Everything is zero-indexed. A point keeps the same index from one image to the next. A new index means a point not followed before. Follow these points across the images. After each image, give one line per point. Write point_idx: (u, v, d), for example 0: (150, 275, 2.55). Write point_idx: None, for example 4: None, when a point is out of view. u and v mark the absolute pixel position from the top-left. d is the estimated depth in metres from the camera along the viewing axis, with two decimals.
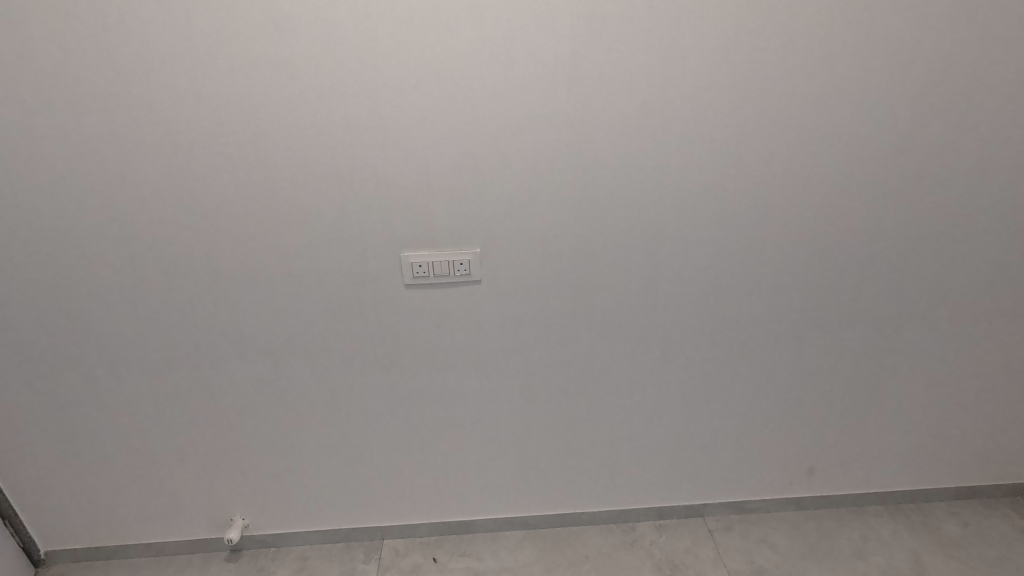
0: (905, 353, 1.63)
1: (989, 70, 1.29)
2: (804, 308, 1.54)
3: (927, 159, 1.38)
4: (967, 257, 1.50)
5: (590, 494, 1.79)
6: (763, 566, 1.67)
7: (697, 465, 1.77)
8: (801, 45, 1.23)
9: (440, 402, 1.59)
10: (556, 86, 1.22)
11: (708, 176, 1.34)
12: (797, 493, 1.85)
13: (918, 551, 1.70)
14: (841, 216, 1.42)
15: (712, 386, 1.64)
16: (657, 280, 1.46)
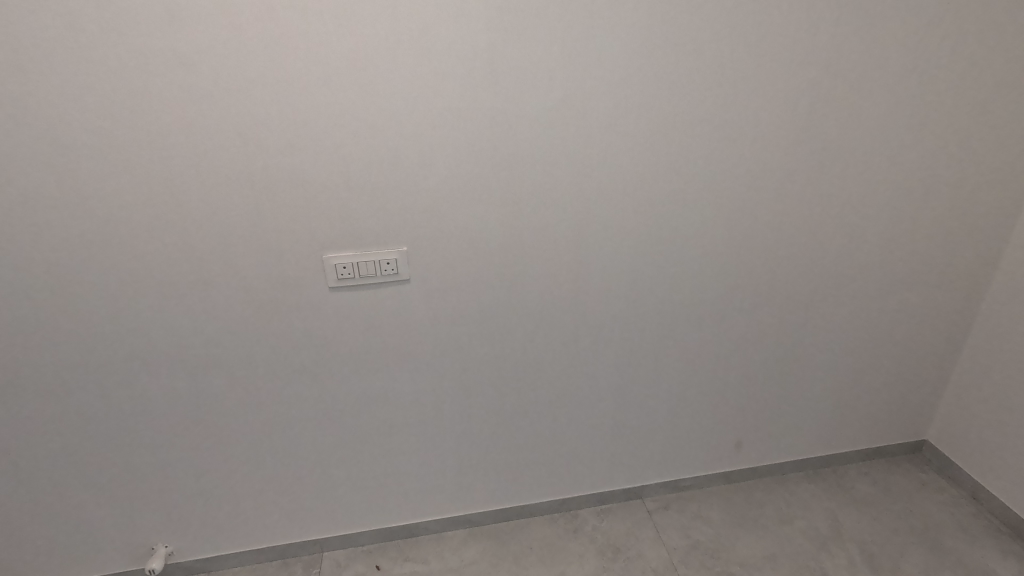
0: (818, 329, 1.74)
1: (875, 62, 1.40)
2: (721, 292, 1.61)
3: (824, 145, 1.48)
4: (863, 237, 1.63)
5: (533, 486, 1.81)
6: (698, 540, 1.74)
7: (633, 448, 1.83)
8: (704, 37, 1.29)
9: (375, 406, 1.55)
10: (473, 79, 1.22)
11: (630, 166, 1.37)
12: (726, 467, 1.95)
13: (834, 511, 1.84)
14: (755, 202, 1.49)
15: (642, 371, 1.69)
16: (584, 271, 1.49)
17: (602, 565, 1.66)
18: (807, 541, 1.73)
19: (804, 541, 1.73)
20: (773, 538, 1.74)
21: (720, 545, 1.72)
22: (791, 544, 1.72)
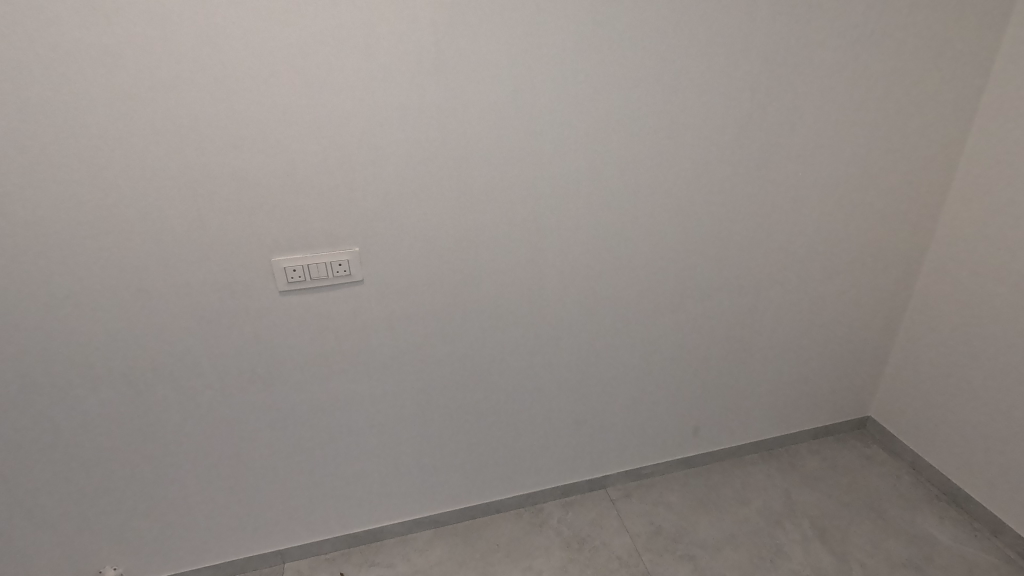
0: (889, 291, 1.78)
1: (968, 38, 1.42)
2: (809, 256, 1.62)
3: (906, 125, 1.50)
4: (943, 200, 1.65)
5: (623, 459, 1.81)
6: (796, 502, 1.78)
7: (720, 411, 1.83)
8: (799, 33, 1.28)
9: (481, 393, 1.51)
10: (584, 66, 1.18)
11: (723, 153, 1.38)
12: (803, 420, 1.98)
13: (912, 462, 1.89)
14: (839, 178, 1.52)
15: (732, 336, 1.68)
16: (679, 245, 1.47)
17: (724, 541, 1.64)
18: (902, 504, 1.76)
19: (898, 503, 1.76)
20: (867, 500, 1.78)
21: (820, 509, 1.75)
22: (888, 507, 1.75)
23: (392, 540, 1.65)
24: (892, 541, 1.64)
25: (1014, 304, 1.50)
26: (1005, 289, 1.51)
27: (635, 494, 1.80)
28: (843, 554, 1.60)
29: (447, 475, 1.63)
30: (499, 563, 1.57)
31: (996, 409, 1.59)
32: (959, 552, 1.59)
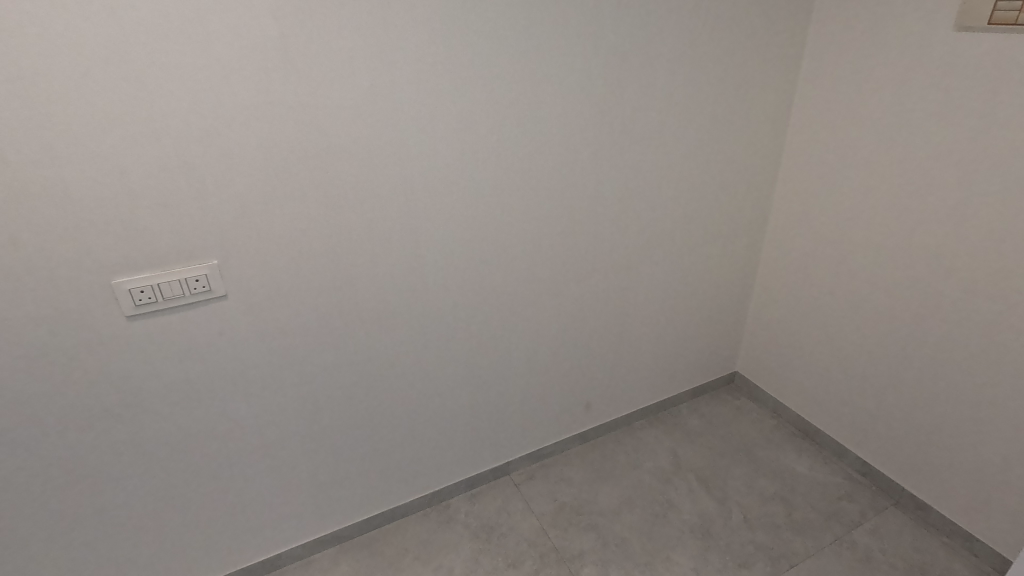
0: (742, 258, 1.99)
1: (780, 30, 1.61)
2: (672, 235, 1.76)
3: (741, 107, 1.67)
4: (774, 174, 1.87)
5: (523, 443, 1.86)
6: (681, 458, 1.94)
7: (608, 384, 1.94)
8: (643, 22, 1.37)
9: (373, 398, 1.47)
10: (443, 59, 1.17)
11: (587, 139, 1.44)
12: (681, 383, 2.16)
13: (774, 408, 2.14)
14: (691, 158, 1.66)
15: (612, 314, 1.78)
16: (554, 232, 1.52)
17: (623, 505, 1.75)
18: (768, 445, 1.99)
19: (765, 445, 1.99)
20: (740, 447, 1.98)
21: (702, 461, 1.92)
22: (757, 450, 1.97)
23: (293, 566, 1.56)
24: (762, 478, 1.85)
25: (837, 259, 1.74)
26: (829, 246, 1.76)
27: (538, 475, 1.86)
28: (724, 498, 1.77)
29: (345, 487, 1.56)
30: (410, 567, 1.54)
31: (832, 350, 1.84)
32: (814, 478, 1.84)
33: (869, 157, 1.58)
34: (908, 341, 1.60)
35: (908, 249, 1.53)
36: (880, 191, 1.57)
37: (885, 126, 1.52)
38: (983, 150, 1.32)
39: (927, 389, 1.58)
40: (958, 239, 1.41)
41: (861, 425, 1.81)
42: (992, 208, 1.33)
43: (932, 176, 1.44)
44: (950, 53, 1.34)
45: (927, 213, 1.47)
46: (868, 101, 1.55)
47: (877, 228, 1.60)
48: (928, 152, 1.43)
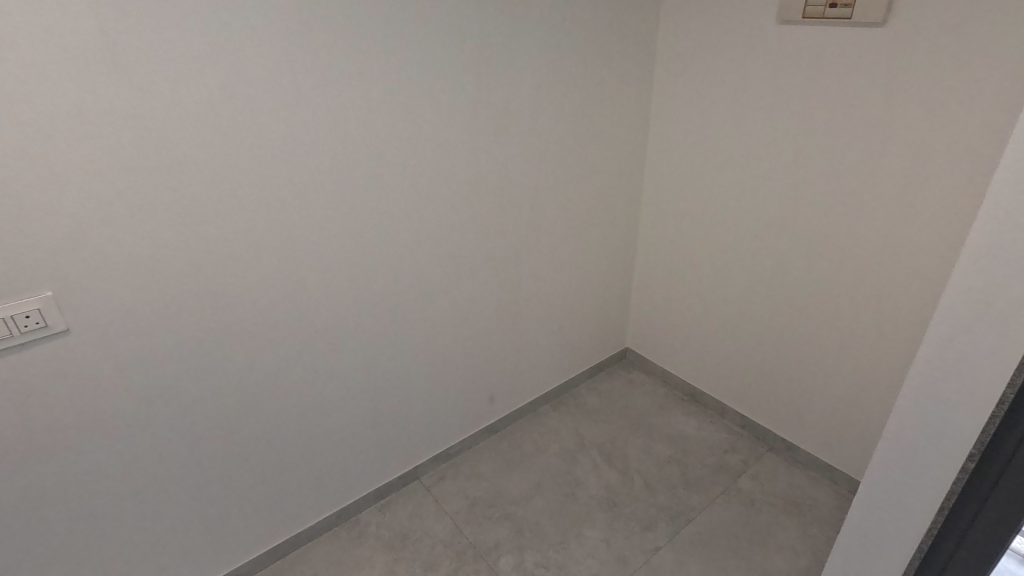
0: (621, 241, 2.10)
1: (634, 25, 1.71)
2: (553, 224, 1.82)
3: (606, 97, 1.76)
4: (642, 161, 1.99)
5: (430, 445, 1.83)
6: (584, 436, 2.02)
7: (509, 375, 1.97)
8: (504, 16, 1.39)
9: (261, 423, 1.38)
10: (299, 59, 1.12)
11: (461, 134, 1.45)
12: (578, 364, 2.24)
13: (663, 377, 2.29)
14: (564, 148, 1.72)
15: (504, 306, 1.81)
16: (437, 230, 1.51)
17: (533, 490, 1.79)
18: (660, 412, 2.13)
19: (658, 412, 2.13)
20: (637, 417, 2.11)
21: (603, 436, 2.02)
22: (651, 418, 2.11)
23: None
24: (658, 444, 1.98)
25: (702, 234, 1.90)
26: (695, 223, 1.91)
27: (448, 475, 1.85)
28: (626, 468, 1.88)
29: (240, 522, 1.45)
30: None
31: (707, 317, 2.00)
32: (702, 436, 2.00)
33: (719, 140, 1.74)
34: (766, 302, 1.78)
35: (758, 221, 1.71)
36: (731, 170, 1.73)
37: (730, 110, 1.68)
38: (809, 129, 1.50)
39: (786, 344, 1.77)
40: (797, 208, 1.60)
41: (737, 382, 2.00)
42: (820, 179, 1.52)
43: (771, 154, 1.61)
44: (776, 43, 1.50)
45: (771, 187, 1.64)
46: (714, 88, 1.70)
47: (733, 203, 1.76)
48: (766, 132, 1.60)
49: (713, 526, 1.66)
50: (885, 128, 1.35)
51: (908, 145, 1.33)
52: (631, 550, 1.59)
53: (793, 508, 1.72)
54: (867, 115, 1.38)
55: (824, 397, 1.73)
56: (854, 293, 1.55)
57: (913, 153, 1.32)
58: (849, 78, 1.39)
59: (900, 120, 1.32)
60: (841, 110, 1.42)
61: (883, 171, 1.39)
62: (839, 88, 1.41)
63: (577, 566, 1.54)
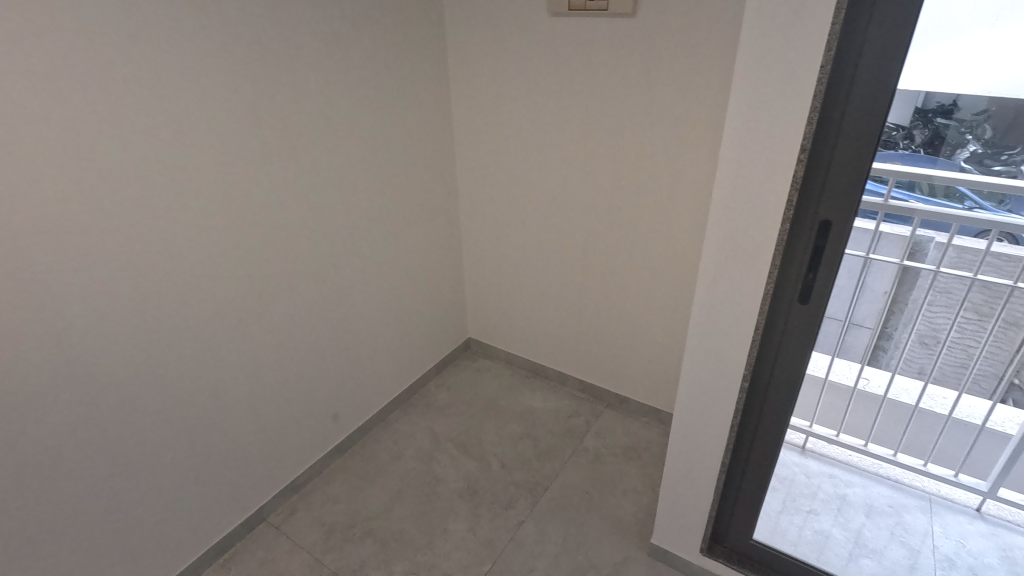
0: (445, 236, 2.11)
1: (418, 21, 1.71)
2: (370, 227, 1.77)
3: (403, 93, 1.74)
4: (453, 154, 2.02)
5: (273, 481, 1.69)
6: (439, 432, 2.02)
7: (350, 388, 1.89)
8: (274, 15, 1.30)
9: (41, 505, 1.14)
10: (10, 67, 0.92)
11: (246, 141, 1.33)
12: (423, 364, 2.23)
13: (508, 359, 2.37)
14: (367, 148, 1.68)
15: (330, 319, 1.72)
16: (238, 250, 1.38)
17: (393, 499, 1.75)
18: (508, 392, 2.22)
19: (506, 394, 2.21)
20: (487, 403, 2.16)
21: (457, 429, 2.04)
22: (500, 400, 2.18)
23: None
24: (510, 424, 2.06)
25: (518, 218, 1.99)
26: (510, 209, 1.99)
27: (299, 507, 1.72)
28: (482, 454, 1.92)
29: None
30: None
31: (535, 296, 2.12)
32: (548, 408, 2.13)
33: (517, 128, 1.82)
34: (582, 273, 1.93)
35: (565, 200, 1.84)
36: (533, 156, 1.83)
37: (522, 99, 1.76)
38: (591, 112, 1.64)
39: (604, 308, 1.95)
40: (593, 184, 1.75)
41: (570, 351, 2.15)
42: (607, 157, 1.68)
43: (564, 137, 1.74)
44: (550, 33, 1.61)
45: (569, 167, 1.77)
46: (505, 79, 1.77)
47: (540, 186, 1.87)
48: (556, 117, 1.72)
49: (567, 488, 1.78)
50: (649, 107, 1.54)
51: (671, 120, 1.52)
52: (496, 531, 1.64)
53: (630, 453, 1.91)
54: (635, 95, 1.55)
55: (641, 350, 1.95)
56: (649, 254, 1.75)
57: (674, 126, 1.52)
58: (615, 63, 1.54)
59: (660, 99, 1.51)
60: (613, 94, 1.58)
61: (654, 145, 1.58)
62: (609, 73, 1.56)
63: (446, 562, 1.55)
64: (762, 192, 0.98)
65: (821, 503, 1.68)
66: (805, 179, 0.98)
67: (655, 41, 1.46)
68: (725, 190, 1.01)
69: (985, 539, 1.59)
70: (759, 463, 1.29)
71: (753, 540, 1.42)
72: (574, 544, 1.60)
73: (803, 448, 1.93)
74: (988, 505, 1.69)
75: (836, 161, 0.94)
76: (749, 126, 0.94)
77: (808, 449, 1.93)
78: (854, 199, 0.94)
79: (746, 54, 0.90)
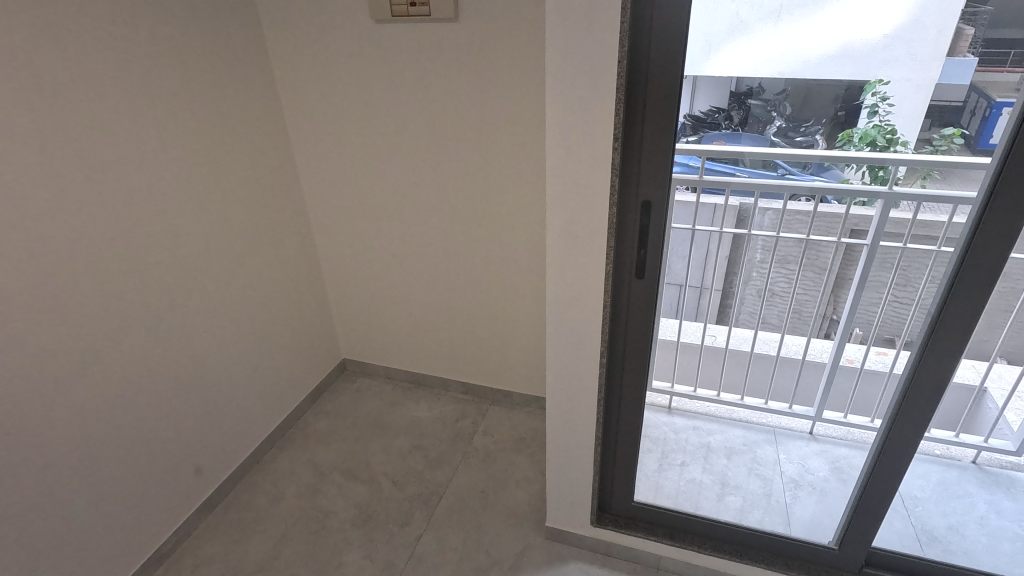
0: (301, 258, 2.00)
1: (233, 34, 1.60)
2: (209, 258, 1.62)
3: (226, 111, 1.61)
4: (297, 172, 1.91)
5: (131, 559, 1.49)
6: (322, 464, 1.91)
7: (211, 438, 1.71)
8: (44, 37, 1.15)
9: None
10: None
11: (27, 180, 1.15)
12: (295, 396, 2.09)
13: (388, 373, 2.30)
14: (192, 173, 1.53)
15: (175, 366, 1.55)
16: (34, 306, 1.19)
17: (278, 545, 1.62)
18: (392, 408, 2.16)
19: (390, 409, 2.15)
20: (371, 422, 2.09)
21: (341, 457, 1.94)
22: (384, 417, 2.12)
23: None
24: (397, 440, 2.01)
25: (375, 230, 1.94)
26: (366, 221, 1.93)
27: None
28: (371, 476, 1.85)
29: None
30: None
31: (405, 307, 2.08)
32: (434, 416, 2.10)
33: (360, 138, 1.77)
34: (448, 277, 1.94)
35: (421, 206, 1.82)
36: (380, 165, 1.79)
37: (360, 108, 1.72)
38: (431, 117, 1.65)
39: (476, 308, 1.97)
40: (445, 188, 1.76)
41: (448, 356, 2.15)
42: (454, 159, 1.70)
43: (409, 144, 1.72)
44: (377, 41, 1.59)
45: (418, 173, 1.76)
46: (339, 89, 1.71)
47: (391, 195, 1.84)
48: (398, 124, 1.70)
49: (462, 491, 1.79)
50: (486, 107, 1.58)
51: (509, 118, 1.58)
52: (394, 551, 1.59)
53: (518, 444, 1.96)
54: (470, 97, 1.58)
55: (516, 343, 2.00)
56: (508, 249, 1.80)
57: (513, 124, 1.58)
58: (446, 67, 1.56)
59: (495, 100, 1.56)
60: (450, 97, 1.60)
61: (496, 143, 1.63)
62: (441, 77, 1.58)
63: None
64: (589, 180, 1.05)
65: (688, 455, 1.86)
66: (624, 165, 1.06)
67: (480, 43, 1.50)
68: (556, 184, 1.07)
69: (819, 456, 1.85)
70: (629, 431, 1.38)
71: (635, 502, 1.51)
72: (475, 545, 1.61)
73: (670, 408, 2.08)
74: (818, 428, 1.95)
75: (646, 149, 1.03)
76: (566, 122, 1.01)
77: (674, 409, 2.08)
78: (665, 181, 1.05)
79: (555, 51, 0.95)
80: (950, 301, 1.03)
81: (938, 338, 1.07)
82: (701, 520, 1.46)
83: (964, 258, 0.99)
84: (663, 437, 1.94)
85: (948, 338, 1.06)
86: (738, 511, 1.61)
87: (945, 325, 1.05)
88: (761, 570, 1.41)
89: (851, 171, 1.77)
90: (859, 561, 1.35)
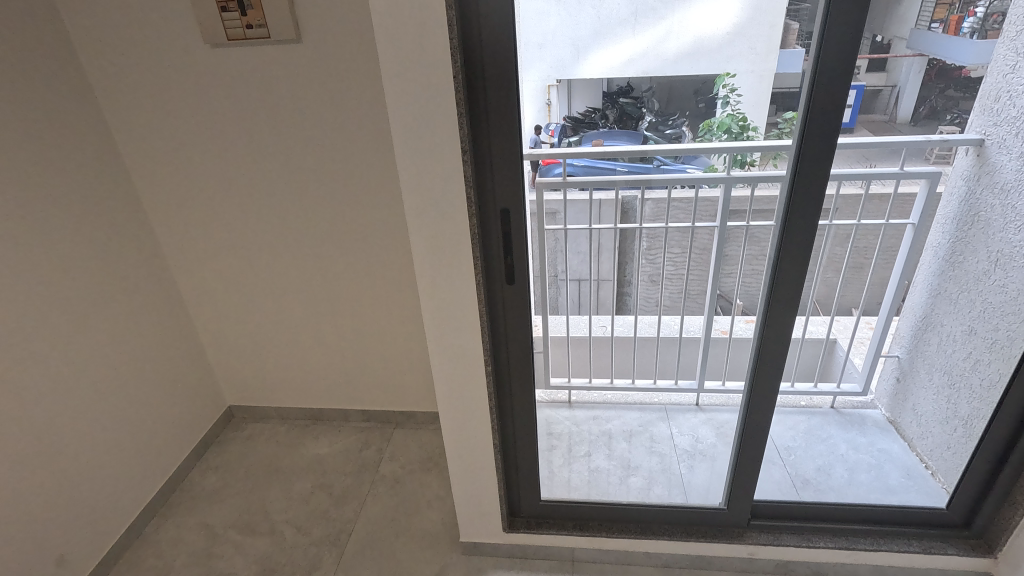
0: (162, 306, 1.82)
1: (45, 65, 1.42)
2: (46, 320, 1.43)
3: (49, 152, 1.43)
4: (143, 213, 1.74)
5: None
6: (214, 524, 1.76)
7: (76, 520, 1.52)
8: None
9: None
10: None
11: None
12: (175, 456, 1.90)
13: (282, 414, 2.17)
14: (11, 227, 1.34)
15: (16, 449, 1.36)
16: None
17: None
18: (288, 449, 2.04)
19: (287, 450, 2.03)
20: (266, 468, 1.96)
21: (235, 512, 1.80)
22: (280, 460, 1.99)
23: None
24: (297, 483, 1.89)
25: (244, 266, 1.82)
26: (232, 258, 1.81)
27: None
28: (272, 526, 1.73)
29: None
30: None
31: (289, 342, 1.97)
32: (336, 450, 2.01)
33: (211, 170, 1.65)
34: (330, 305, 1.86)
35: (290, 236, 1.74)
36: (239, 198, 1.69)
37: (211, 140, 1.60)
38: (287, 141, 1.58)
39: (365, 333, 1.91)
40: (312, 214, 1.69)
41: (343, 387, 2.07)
42: (317, 184, 1.64)
43: (269, 173, 1.64)
44: (217, 68, 1.49)
45: (281, 201, 1.68)
46: (181, 120, 1.58)
47: (256, 228, 1.74)
48: (252, 151, 1.61)
49: (372, 523, 1.72)
50: (343, 128, 1.54)
51: (369, 139, 1.55)
52: None
53: (426, 464, 1.93)
54: (326, 120, 1.53)
55: (411, 364, 1.97)
56: (388, 269, 1.77)
57: (375, 144, 1.56)
58: (296, 90, 1.50)
59: (352, 120, 1.53)
60: (304, 121, 1.54)
61: (359, 164, 1.59)
62: (292, 101, 1.51)
63: None
64: (445, 194, 1.06)
65: (590, 445, 1.92)
66: (477, 175, 1.08)
67: (329, 63, 1.45)
68: (413, 199, 1.06)
69: (706, 425, 1.99)
70: (524, 433, 1.41)
71: (542, 501, 1.54)
72: None
73: (570, 402, 2.14)
74: (702, 398, 2.09)
75: (496, 155, 1.06)
76: (414, 138, 1.01)
77: (574, 402, 2.15)
78: (518, 188, 1.08)
79: (392, 65, 0.95)
80: (778, 270, 1.15)
81: (774, 305, 1.19)
82: (606, 506, 1.51)
83: (783, 234, 1.11)
84: (567, 432, 2.00)
85: (782, 303, 1.18)
86: (640, 490, 1.69)
87: (777, 293, 1.18)
88: (664, 541, 1.49)
89: (715, 158, 1.76)
90: (746, 515, 1.47)
